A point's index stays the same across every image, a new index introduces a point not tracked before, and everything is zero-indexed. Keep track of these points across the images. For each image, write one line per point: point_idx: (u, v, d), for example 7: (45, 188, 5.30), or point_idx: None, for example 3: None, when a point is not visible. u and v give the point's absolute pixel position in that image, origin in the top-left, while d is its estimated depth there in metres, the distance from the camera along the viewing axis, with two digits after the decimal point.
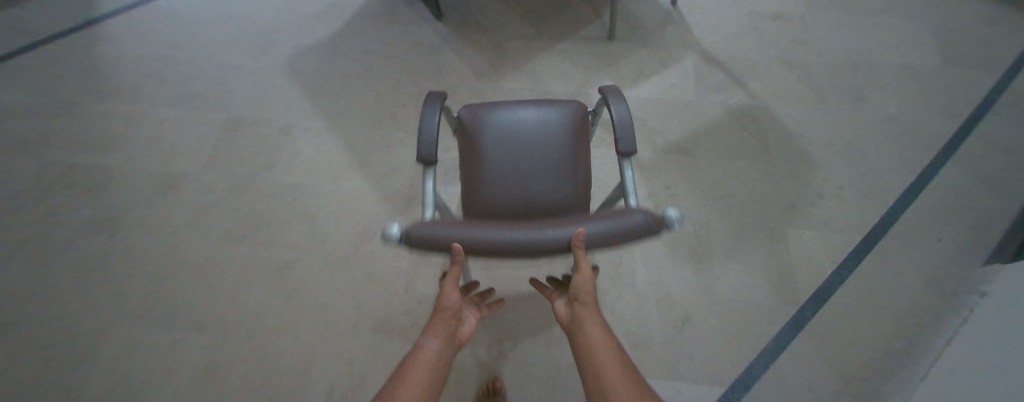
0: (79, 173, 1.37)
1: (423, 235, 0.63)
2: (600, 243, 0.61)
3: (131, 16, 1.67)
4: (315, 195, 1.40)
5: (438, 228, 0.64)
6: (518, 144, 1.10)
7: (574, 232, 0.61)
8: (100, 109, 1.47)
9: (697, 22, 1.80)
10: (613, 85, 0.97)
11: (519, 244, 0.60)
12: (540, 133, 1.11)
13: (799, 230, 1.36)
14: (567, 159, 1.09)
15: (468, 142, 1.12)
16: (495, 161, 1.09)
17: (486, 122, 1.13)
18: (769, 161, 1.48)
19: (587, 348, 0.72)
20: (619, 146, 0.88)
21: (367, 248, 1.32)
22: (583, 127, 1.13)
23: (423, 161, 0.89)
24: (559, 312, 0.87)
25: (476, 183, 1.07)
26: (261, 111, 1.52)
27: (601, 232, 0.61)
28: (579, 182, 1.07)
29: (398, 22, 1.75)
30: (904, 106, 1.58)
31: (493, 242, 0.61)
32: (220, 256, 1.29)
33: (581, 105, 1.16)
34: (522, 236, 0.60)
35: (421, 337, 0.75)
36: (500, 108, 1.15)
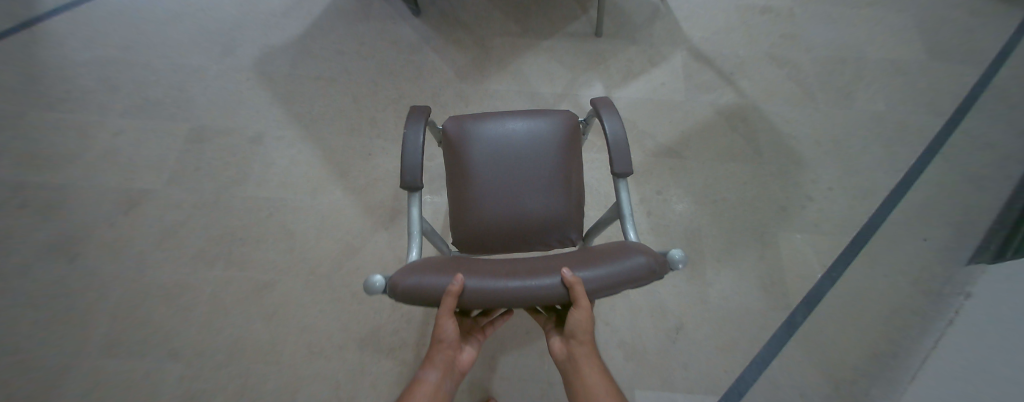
0: (28, 191, 1.25)
1: (416, 288, 0.64)
2: (593, 290, 0.64)
3: (76, 14, 1.52)
4: (291, 208, 1.31)
5: (430, 280, 0.64)
6: (507, 161, 1.04)
7: (566, 282, 0.63)
8: (47, 120, 1.34)
9: (685, 17, 1.75)
10: (605, 97, 0.93)
11: (514, 296, 0.62)
12: (529, 148, 1.04)
13: (789, 233, 1.36)
14: (558, 176, 1.03)
15: (453, 158, 1.05)
16: (483, 180, 1.03)
17: (472, 136, 1.05)
18: (760, 163, 1.47)
19: (587, 392, 0.75)
20: (614, 166, 0.85)
21: (350, 264, 1.25)
22: (575, 139, 1.06)
23: (408, 187, 0.85)
24: (554, 348, 0.84)
25: (463, 204, 1.02)
26: (229, 118, 1.42)
27: (593, 279, 0.63)
28: (572, 200, 1.02)
29: (374, 19, 1.65)
30: (892, 103, 1.58)
31: (485, 292, 0.63)
32: (190, 278, 1.19)
33: (571, 114, 1.08)
34: (516, 288, 0.62)
35: (421, 368, 0.78)
36: (487, 119, 1.07)
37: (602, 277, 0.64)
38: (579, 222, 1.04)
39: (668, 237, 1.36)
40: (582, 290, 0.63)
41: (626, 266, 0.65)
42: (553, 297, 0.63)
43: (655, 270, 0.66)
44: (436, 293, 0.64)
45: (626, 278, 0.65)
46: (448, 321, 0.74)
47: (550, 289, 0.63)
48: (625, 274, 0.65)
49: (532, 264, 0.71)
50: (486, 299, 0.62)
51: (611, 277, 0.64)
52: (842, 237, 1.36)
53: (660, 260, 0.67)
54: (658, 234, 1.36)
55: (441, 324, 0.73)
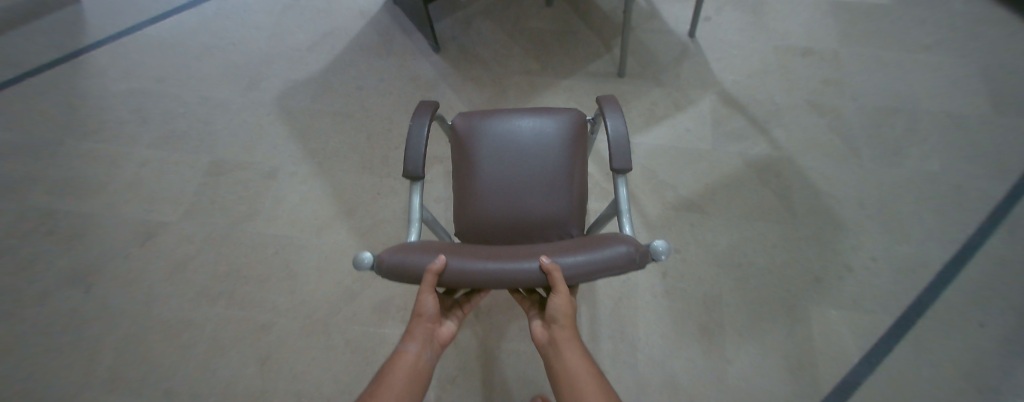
0: (57, 219, 1.31)
1: (396, 265, 0.61)
2: (573, 278, 0.58)
3: (117, 45, 1.61)
4: (296, 247, 1.31)
5: (411, 258, 0.61)
6: (511, 155, 1.01)
7: (545, 265, 0.58)
8: (81, 149, 1.41)
9: (716, 57, 1.64)
10: (610, 93, 0.89)
11: (490, 278, 0.57)
12: (534, 144, 1.02)
13: (820, 307, 1.24)
14: (563, 171, 0.99)
15: (460, 152, 1.04)
16: (487, 172, 1.00)
17: (479, 132, 1.04)
18: (792, 224, 1.35)
19: (567, 375, 0.69)
20: (612, 163, 0.80)
21: (347, 310, 1.23)
22: (583, 138, 1.04)
23: (409, 176, 0.83)
24: (536, 332, 0.81)
25: (466, 196, 0.99)
26: (246, 152, 1.44)
27: (575, 266, 0.58)
28: (575, 199, 0.97)
29: (393, 54, 1.65)
30: (951, 161, 1.41)
31: (461, 275, 0.58)
32: (192, 316, 1.20)
33: (580, 113, 1.05)
34: (493, 269, 0.57)
35: (400, 342, 0.72)
36: (496, 116, 1.06)
37: (585, 264, 0.59)
38: (581, 219, 0.98)
39: (685, 302, 1.26)
40: (561, 277, 0.58)
41: (610, 254, 0.59)
42: (534, 282, 0.58)
43: (637, 259, 0.61)
44: (414, 271, 0.60)
45: (610, 266, 0.59)
46: (429, 296, 0.69)
47: (528, 274, 0.57)
48: (608, 262, 0.59)
49: (517, 250, 0.66)
50: (463, 281, 0.58)
51: (594, 264, 0.59)
52: (883, 316, 1.22)
53: (646, 251, 0.62)
54: (674, 298, 1.27)
55: (421, 299, 0.69)
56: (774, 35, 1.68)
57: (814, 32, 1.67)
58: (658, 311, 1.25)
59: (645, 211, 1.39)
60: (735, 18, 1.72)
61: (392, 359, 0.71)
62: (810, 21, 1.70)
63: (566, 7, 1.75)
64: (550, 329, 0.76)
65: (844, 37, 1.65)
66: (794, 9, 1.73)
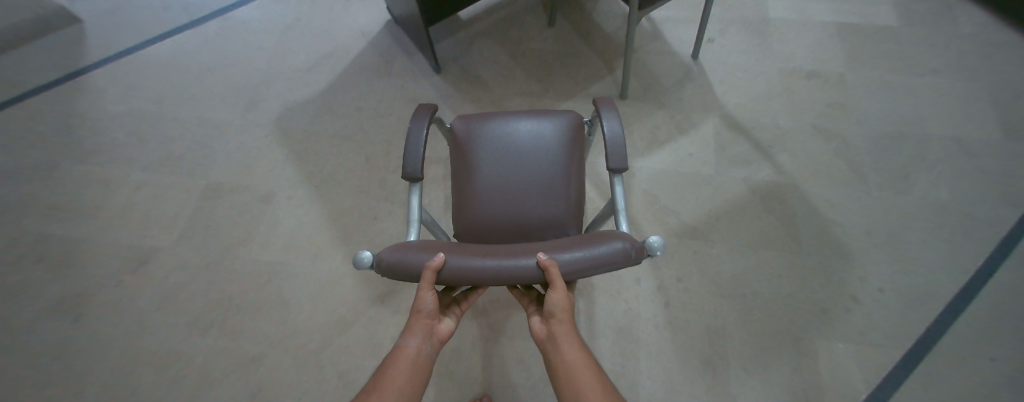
0: (51, 244, 1.30)
1: (397, 263, 0.60)
2: (571, 273, 0.57)
3: (117, 65, 1.61)
4: (291, 273, 1.29)
5: (411, 256, 0.61)
6: (509, 157, 1.04)
7: (544, 262, 0.56)
8: (77, 172, 1.40)
9: (720, 79, 1.62)
10: (607, 95, 0.92)
11: (486, 275, 0.56)
12: (531, 147, 1.05)
13: (827, 339, 1.20)
14: (560, 172, 1.02)
15: (459, 155, 1.07)
16: (486, 174, 1.03)
17: (478, 134, 1.08)
18: (797, 253, 1.32)
19: (565, 369, 0.66)
20: (609, 162, 0.82)
21: (340, 340, 1.20)
22: (579, 139, 1.06)
23: (408, 177, 0.84)
24: (534, 328, 0.78)
25: (465, 198, 1.02)
26: (243, 175, 1.43)
27: (570, 262, 0.57)
28: (572, 199, 0.99)
29: (393, 75, 1.64)
30: (959, 188, 1.38)
31: (460, 272, 0.57)
32: (184, 346, 1.19)
33: (576, 115, 1.09)
34: (490, 265, 0.56)
35: (398, 339, 0.69)
36: (494, 119, 1.10)
37: (582, 260, 0.58)
38: (578, 219, 1.00)
39: (688, 333, 1.23)
40: (558, 274, 0.57)
41: (606, 251, 0.58)
42: (532, 279, 0.57)
43: (633, 255, 0.60)
44: (413, 269, 0.59)
45: (607, 262, 0.58)
46: (428, 293, 0.67)
47: (525, 270, 0.56)
48: (606, 259, 0.58)
49: (513, 247, 0.65)
50: (461, 279, 0.57)
51: (592, 260, 0.58)
52: (892, 350, 1.18)
53: (641, 249, 0.61)
54: (676, 330, 1.23)
55: (419, 295, 0.66)
56: (778, 57, 1.66)
57: (819, 55, 1.65)
58: (659, 342, 1.22)
59: (647, 237, 1.36)
60: (739, 40, 1.71)
61: (391, 356, 0.67)
62: (815, 43, 1.68)
63: (568, 28, 1.74)
64: (548, 326, 0.73)
65: (850, 60, 1.63)
66: (799, 31, 1.71)
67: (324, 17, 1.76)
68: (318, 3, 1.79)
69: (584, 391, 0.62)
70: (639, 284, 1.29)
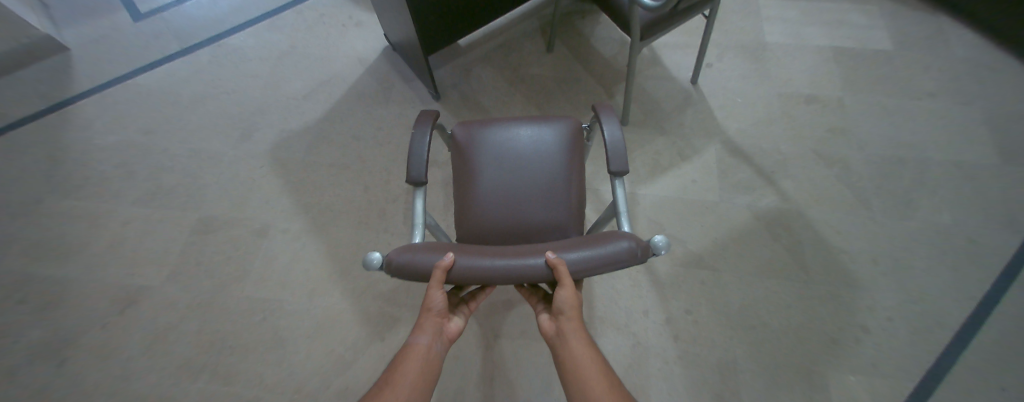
0: (35, 285, 1.24)
1: (406, 264, 0.58)
2: (578, 272, 0.56)
3: (107, 94, 1.57)
4: (287, 312, 1.24)
5: (420, 255, 0.58)
6: (510, 162, 1.03)
7: (554, 259, 0.56)
8: (62, 208, 1.35)
9: (720, 104, 1.62)
10: (605, 101, 0.93)
11: (496, 274, 0.55)
12: (532, 152, 1.04)
13: (839, 371, 1.18)
14: (560, 176, 1.01)
15: (460, 160, 1.06)
16: (487, 179, 1.01)
17: (478, 140, 1.07)
18: (805, 282, 1.30)
19: (571, 364, 0.64)
20: (610, 164, 0.83)
21: (339, 382, 1.15)
22: (579, 144, 1.06)
23: (412, 181, 0.82)
24: (543, 324, 0.75)
25: (466, 203, 1.00)
26: (237, 208, 1.39)
27: (579, 261, 0.56)
28: (573, 204, 0.99)
29: (392, 103, 1.61)
30: (961, 213, 1.38)
31: (470, 271, 0.56)
32: (174, 392, 1.13)
33: (576, 121, 1.08)
34: (500, 264, 0.55)
35: (408, 337, 0.68)
36: (494, 125, 1.09)
37: (587, 259, 0.56)
38: (580, 224, 1.00)
39: (698, 367, 1.20)
40: (567, 272, 0.56)
41: (614, 248, 0.57)
42: (539, 278, 0.56)
43: (639, 254, 0.59)
44: (423, 269, 0.57)
45: (613, 261, 0.57)
46: (438, 291, 0.66)
47: (534, 269, 0.55)
48: (611, 258, 0.57)
49: (521, 246, 0.64)
50: (472, 278, 0.56)
51: (597, 259, 0.56)
52: (904, 380, 1.17)
53: (647, 247, 0.59)
54: (686, 364, 1.20)
55: (430, 293, 0.65)
56: (777, 82, 1.67)
57: (816, 80, 1.66)
58: (669, 377, 1.19)
59: (653, 267, 1.33)
60: (737, 65, 1.72)
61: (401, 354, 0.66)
62: (812, 68, 1.70)
63: (567, 53, 1.73)
64: (556, 322, 0.70)
65: (847, 84, 1.65)
66: (796, 55, 1.73)
67: (320, 44, 1.74)
68: (315, 29, 1.77)
69: (591, 389, 0.59)
70: (646, 316, 1.26)
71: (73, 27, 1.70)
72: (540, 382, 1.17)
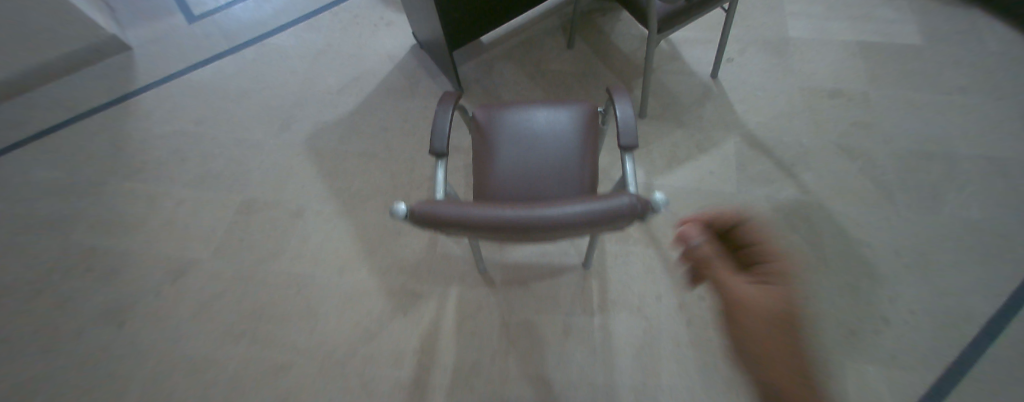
0: (100, 256, 1.38)
1: (426, 213, 0.61)
2: (584, 224, 0.58)
3: (164, 89, 1.73)
4: (319, 286, 1.33)
5: (438, 205, 0.61)
6: (526, 142, 1.09)
7: (563, 212, 0.57)
8: (124, 189, 1.50)
9: (739, 99, 1.64)
10: (618, 83, 0.98)
11: (510, 222, 0.58)
12: (547, 133, 1.10)
13: (857, 362, 1.17)
14: (574, 156, 1.07)
15: (480, 139, 1.12)
16: (505, 156, 1.08)
17: (498, 121, 1.13)
18: (823, 273, 1.29)
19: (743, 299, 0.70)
20: (620, 139, 0.87)
21: (366, 352, 1.24)
22: (594, 128, 1.11)
23: (434, 153, 0.89)
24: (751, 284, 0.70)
25: (485, 178, 1.06)
26: (277, 192, 1.50)
27: (586, 213, 0.57)
28: (585, 181, 1.04)
29: (419, 96, 1.70)
30: (990, 208, 1.34)
31: (486, 220, 0.58)
32: (218, 355, 1.24)
33: (590, 105, 1.14)
34: (510, 214, 0.58)
35: None
36: (513, 108, 1.16)
37: (592, 212, 0.58)
38: None
39: (711, 353, 1.21)
40: (575, 224, 0.58)
41: (619, 204, 0.59)
42: (547, 230, 0.59)
43: (640, 209, 0.60)
44: (442, 217, 0.60)
45: (616, 214, 0.59)
46: None
47: (545, 219, 0.57)
48: (615, 211, 0.58)
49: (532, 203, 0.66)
50: (487, 226, 0.59)
51: (601, 212, 0.58)
52: (925, 374, 1.15)
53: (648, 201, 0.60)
54: (700, 349, 1.21)
55: None
56: (799, 77, 1.67)
57: (841, 74, 1.65)
58: (681, 361, 1.20)
59: (668, 256, 1.35)
60: (759, 60, 1.72)
61: None
62: (837, 63, 1.68)
63: (587, 50, 1.78)
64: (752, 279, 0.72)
65: (872, 79, 1.63)
66: (820, 50, 1.72)
67: (354, 43, 1.85)
68: (349, 29, 1.89)
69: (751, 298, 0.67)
70: (660, 301, 1.28)
71: (136, 29, 1.88)
72: (552, 361, 1.21)
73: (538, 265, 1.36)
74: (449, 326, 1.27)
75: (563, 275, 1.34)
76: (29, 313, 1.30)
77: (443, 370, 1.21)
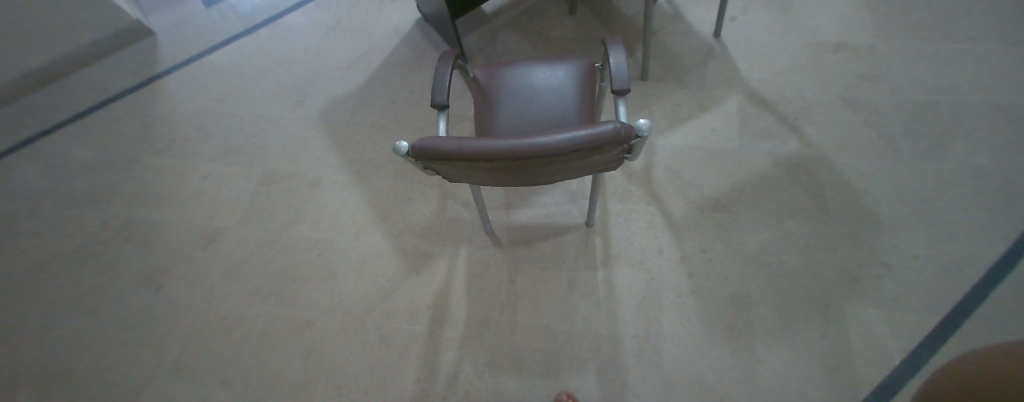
0: (136, 227, 1.49)
1: (427, 147, 0.66)
2: (573, 150, 0.62)
3: (184, 71, 1.82)
4: (337, 249, 1.42)
5: (438, 140, 0.66)
6: (526, 97, 1.13)
7: (552, 140, 0.62)
8: (154, 165, 1.61)
9: (743, 56, 1.63)
10: (613, 35, 1.01)
11: (504, 151, 0.62)
12: (546, 89, 1.14)
13: (858, 307, 1.19)
14: (573, 109, 1.11)
15: (481, 97, 1.16)
16: (506, 112, 1.12)
17: (498, 80, 1.17)
18: (825, 223, 1.31)
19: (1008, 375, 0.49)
20: (612, 84, 0.90)
21: (382, 306, 1.32)
22: (591, 83, 1.15)
23: (436, 106, 0.94)
24: None
25: (487, 132, 1.11)
26: (294, 164, 1.58)
27: (574, 140, 0.61)
28: None
29: (424, 68, 1.75)
30: (1000, 154, 1.32)
31: (482, 150, 0.63)
32: (248, 313, 1.34)
33: (587, 60, 1.17)
34: (505, 144, 0.62)
35: None
36: (513, 67, 1.19)
37: (581, 139, 0.61)
38: None
39: (713, 301, 1.24)
40: (563, 150, 0.62)
41: (604, 131, 0.62)
42: (538, 158, 0.63)
43: (625, 136, 0.64)
44: (442, 151, 0.65)
45: (604, 141, 0.62)
46: None
47: (536, 146, 0.61)
48: (602, 138, 0.62)
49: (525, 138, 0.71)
50: (483, 156, 0.64)
51: (589, 139, 0.62)
52: (925, 316, 1.16)
53: (632, 128, 0.63)
54: (700, 297, 1.25)
55: None
56: (804, 32, 1.65)
57: (848, 27, 1.63)
58: (683, 310, 1.24)
59: (669, 211, 1.38)
60: (763, 17, 1.71)
61: None
62: (844, 16, 1.66)
63: (589, 15, 1.79)
64: None
65: (881, 31, 1.60)
66: (826, 5, 1.69)
67: (360, 19, 1.90)
68: (356, 6, 1.94)
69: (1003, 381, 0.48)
70: (662, 254, 1.32)
71: (156, 14, 1.97)
72: (558, 312, 1.27)
73: (543, 225, 1.41)
74: (459, 283, 1.34)
75: (568, 233, 1.39)
76: (77, 279, 1.41)
77: (454, 322, 1.28)
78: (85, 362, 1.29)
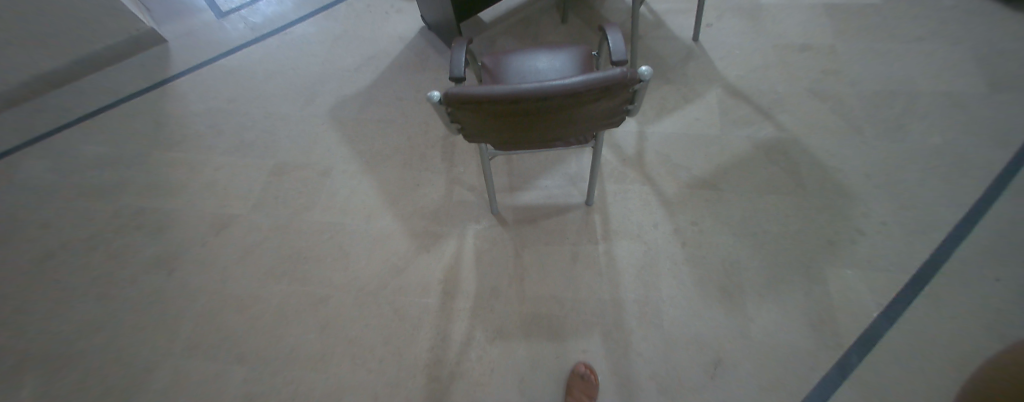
0: (147, 216, 1.53)
1: (457, 94, 0.75)
2: (586, 91, 0.72)
3: (197, 74, 1.91)
4: (348, 232, 1.47)
5: (467, 88, 0.75)
6: (531, 80, 1.25)
7: (568, 81, 0.72)
8: (166, 159, 1.66)
9: (720, 57, 1.81)
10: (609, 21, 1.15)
11: (527, 92, 0.72)
12: (549, 72, 1.26)
13: (837, 268, 1.30)
14: None
15: (490, 80, 1.28)
16: None
17: (504, 67, 1.29)
18: (802, 197, 1.44)
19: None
20: (611, 55, 1.03)
21: (394, 282, 1.37)
22: (588, 67, 1.28)
23: (453, 78, 1.05)
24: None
25: None
26: (305, 156, 1.65)
27: (586, 81, 0.72)
28: None
29: (429, 70, 1.87)
30: (948, 136, 1.49)
31: (507, 93, 0.72)
32: (261, 293, 1.37)
33: (584, 49, 1.31)
34: (527, 86, 0.72)
35: None
36: (518, 56, 1.32)
37: (592, 81, 0.72)
38: None
39: (705, 269, 1.34)
40: (579, 90, 0.72)
41: (612, 75, 0.73)
42: (556, 97, 0.73)
43: (629, 80, 0.74)
44: (470, 96, 0.74)
45: (613, 82, 0.73)
46: None
47: (555, 87, 0.71)
48: (610, 79, 0.72)
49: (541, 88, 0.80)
50: (509, 98, 0.73)
51: (599, 80, 0.72)
52: (896, 275, 1.28)
53: (635, 72, 0.74)
54: (693, 265, 1.35)
55: None
56: (772, 36, 1.84)
57: (810, 31, 1.83)
58: (679, 277, 1.33)
59: (662, 190, 1.50)
60: (735, 24, 1.90)
61: None
62: (806, 22, 1.86)
63: (580, 23, 1.96)
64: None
65: (838, 34, 1.80)
66: (790, 14, 1.90)
67: (367, 28, 2.03)
68: (363, 16, 2.08)
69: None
70: (657, 229, 1.42)
71: (169, 24, 2.06)
72: (563, 284, 1.34)
73: (545, 205, 1.51)
74: (468, 260, 1.40)
75: (568, 212, 1.48)
76: (86, 266, 1.43)
77: (464, 295, 1.34)
78: (95, 344, 1.30)
